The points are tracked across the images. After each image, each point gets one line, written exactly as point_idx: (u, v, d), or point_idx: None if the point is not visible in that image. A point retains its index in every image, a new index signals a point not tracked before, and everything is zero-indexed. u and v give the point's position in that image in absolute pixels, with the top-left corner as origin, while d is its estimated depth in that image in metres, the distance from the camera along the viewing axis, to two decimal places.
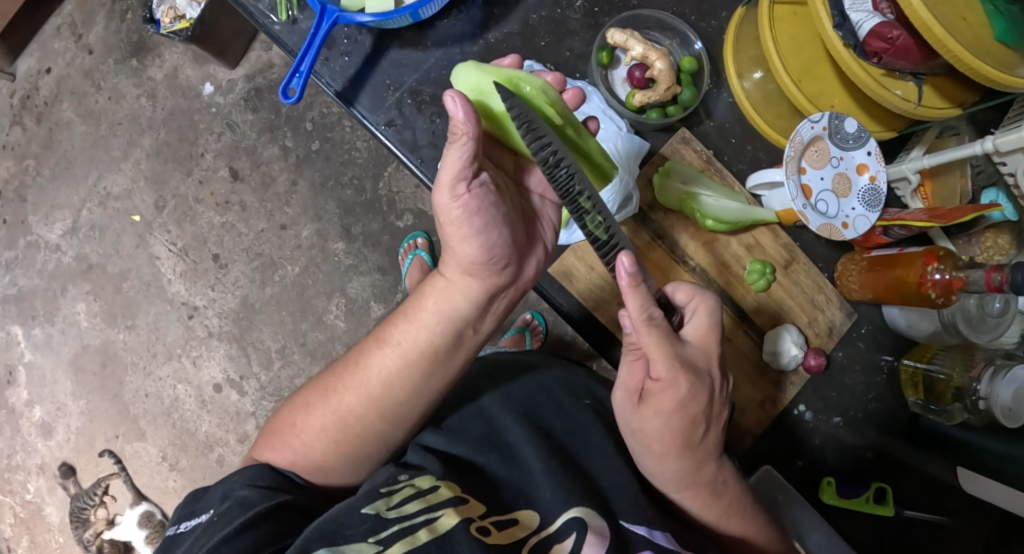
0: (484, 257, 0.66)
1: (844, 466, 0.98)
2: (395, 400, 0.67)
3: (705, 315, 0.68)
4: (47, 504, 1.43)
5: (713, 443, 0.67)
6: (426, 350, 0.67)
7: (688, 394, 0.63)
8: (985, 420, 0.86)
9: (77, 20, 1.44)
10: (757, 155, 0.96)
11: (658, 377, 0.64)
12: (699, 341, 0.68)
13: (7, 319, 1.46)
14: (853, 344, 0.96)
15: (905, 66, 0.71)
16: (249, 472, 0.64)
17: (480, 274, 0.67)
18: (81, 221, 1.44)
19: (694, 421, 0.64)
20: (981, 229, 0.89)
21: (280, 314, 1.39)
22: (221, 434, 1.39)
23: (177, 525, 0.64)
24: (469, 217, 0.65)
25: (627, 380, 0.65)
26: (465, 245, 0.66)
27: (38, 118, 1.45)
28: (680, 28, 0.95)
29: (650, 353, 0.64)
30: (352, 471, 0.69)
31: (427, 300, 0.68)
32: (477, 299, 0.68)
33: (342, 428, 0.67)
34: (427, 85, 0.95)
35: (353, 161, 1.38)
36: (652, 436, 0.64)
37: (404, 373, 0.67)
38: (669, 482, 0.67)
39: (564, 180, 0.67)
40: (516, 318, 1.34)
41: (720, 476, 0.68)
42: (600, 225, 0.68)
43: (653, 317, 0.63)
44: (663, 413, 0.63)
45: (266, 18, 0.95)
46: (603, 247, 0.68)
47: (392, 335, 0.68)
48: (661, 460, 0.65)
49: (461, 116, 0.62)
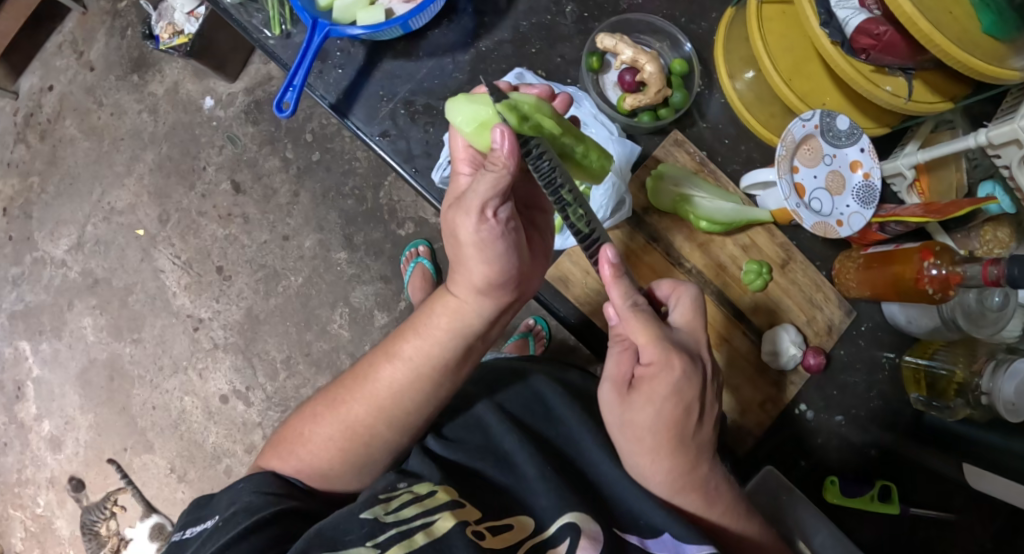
0: (500, 276, 0.67)
1: (848, 464, 0.97)
2: (405, 410, 0.68)
3: (690, 301, 0.70)
4: (58, 517, 1.44)
5: (707, 437, 0.67)
6: (437, 365, 0.68)
7: (680, 376, 0.64)
8: (989, 415, 0.87)
9: (79, 38, 1.46)
10: (752, 155, 0.96)
11: (649, 362, 0.65)
12: (687, 326, 0.69)
13: (14, 335, 1.47)
14: (854, 342, 0.96)
15: (894, 62, 0.71)
16: (257, 479, 0.65)
17: (492, 292, 0.68)
18: (86, 236, 1.45)
19: (687, 408, 0.64)
20: (981, 222, 0.89)
21: (284, 325, 1.40)
22: (229, 445, 1.40)
23: (182, 531, 0.64)
24: (486, 243, 0.65)
25: (614, 371, 0.66)
26: (480, 267, 0.66)
27: (42, 136, 1.47)
28: (669, 31, 0.96)
29: (637, 338, 0.66)
30: (356, 477, 0.69)
31: (438, 317, 0.69)
32: (487, 315, 0.69)
33: (351, 438, 0.67)
34: (420, 95, 0.96)
35: (354, 171, 1.39)
36: (644, 428, 0.64)
37: (415, 386, 0.68)
38: (662, 483, 0.65)
39: (547, 172, 0.69)
40: (518, 323, 1.34)
41: (712, 479, 0.67)
42: (581, 219, 0.71)
43: (638, 302, 0.66)
44: (655, 401, 0.64)
45: (261, 33, 0.96)
46: (586, 240, 0.72)
47: (404, 351, 0.69)
48: (653, 457, 0.64)
49: (504, 149, 0.61)
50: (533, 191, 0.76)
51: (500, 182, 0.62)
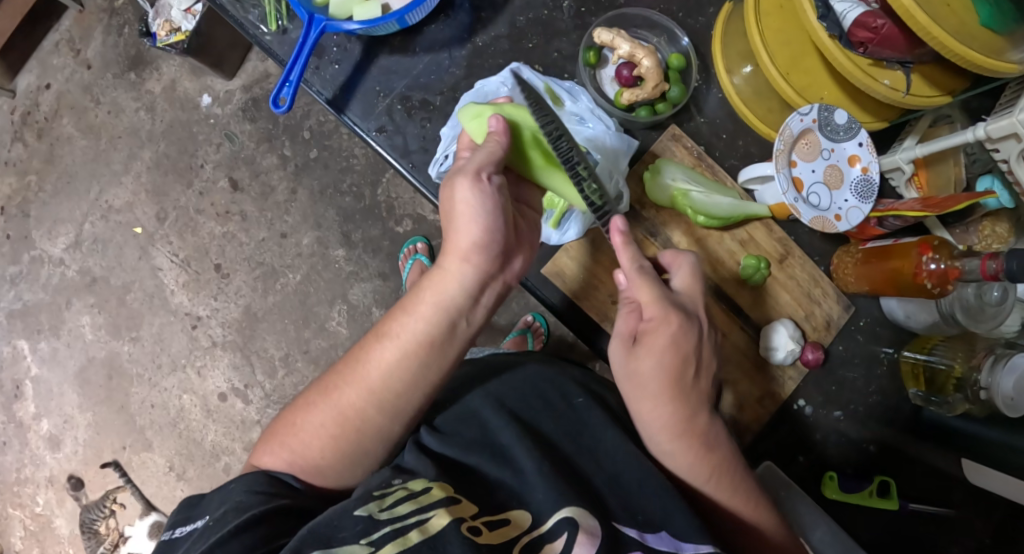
0: (482, 240, 0.71)
1: (847, 459, 0.97)
2: (394, 393, 0.68)
3: (690, 267, 0.76)
4: (57, 516, 1.44)
5: (706, 393, 0.70)
6: (422, 340, 0.69)
7: (679, 330, 0.69)
8: (987, 410, 0.86)
9: (76, 36, 1.46)
10: (749, 150, 0.96)
11: (651, 317, 0.70)
12: (687, 289, 0.75)
13: (12, 334, 1.47)
14: (853, 337, 0.96)
15: (892, 55, 0.70)
16: (247, 479, 0.64)
17: (474, 260, 0.71)
18: (84, 235, 1.45)
19: (686, 361, 0.69)
20: (978, 217, 0.89)
21: (283, 323, 1.39)
22: (228, 443, 1.40)
23: (172, 530, 0.64)
24: (473, 203, 0.71)
25: (623, 328, 0.71)
26: (466, 228, 0.71)
27: (40, 134, 1.47)
28: (666, 25, 0.96)
29: (641, 298, 0.72)
30: (348, 468, 0.68)
31: (424, 291, 0.71)
32: (470, 287, 0.71)
33: (342, 423, 0.68)
34: (417, 90, 0.95)
35: (352, 168, 1.39)
36: (647, 374, 0.68)
37: (402, 364, 0.69)
38: (661, 429, 0.68)
39: (565, 152, 0.80)
40: (517, 319, 1.34)
41: (712, 431, 0.69)
42: (595, 191, 0.80)
43: (642, 265, 0.73)
44: (657, 350, 0.68)
45: (257, 29, 0.96)
46: (597, 211, 0.80)
47: (393, 328, 0.70)
48: (656, 402, 0.68)
49: (499, 129, 0.78)
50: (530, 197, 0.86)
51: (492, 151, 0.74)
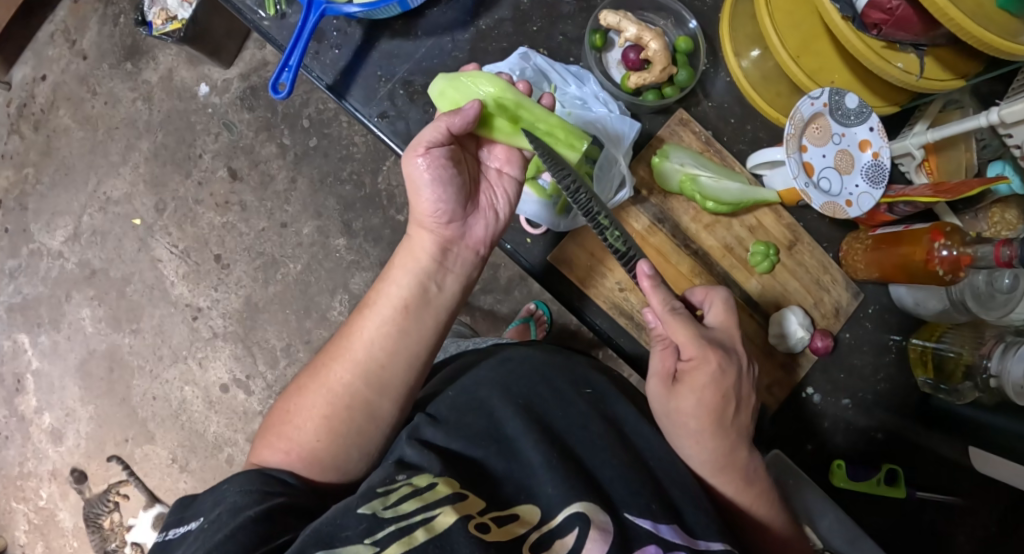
0: (433, 209, 0.74)
1: (854, 446, 0.94)
2: (377, 363, 0.70)
3: (721, 302, 0.77)
4: (60, 509, 1.43)
5: (744, 426, 0.72)
6: (397, 305, 0.72)
7: (719, 369, 0.70)
8: (996, 399, 0.85)
9: (71, 26, 1.44)
10: (757, 135, 0.94)
11: (689, 357, 0.71)
12: (722, 324, 0.76)
13: (13, 328, 1.46)
14: (861, 324, 0.94)
15: (905, 37, 0.70)
16: (242, 479, 0.63)
17: (432, 226, 0.75)
18: (83, 227, 1.44)
19: (727, 398, 0.70)
20: (987, 204, 0.88)
21: (283, 313, 1.38)
22: (231, 434, 1.39)
23: (167, 532, 0.63)
24: (422, 175, 0.74)
25: (659, 366, 0.72)
26: (419, 197, 0.74)
27: (36, 126, 1.45)
28: (674, 8, 0.96)
29: (677, 338, 0.72)
30: (343, 450, 0.68)
31: (398, 258, 0.75)
32: (435, 252, 0.75)
33: (331, 401, 0.68)
34: (419, 75, 0.94)
35: (352, 156, 1.37)
36: (688, 414, 0.69)
37: (382, 333, 0.71)
38: (704, 465, 0.71)
39: (585, 203, 0.77)
40: (519, 308, 1.33)
41: (752, 464, 0.72)
42: (618, 238, 0.77)
43: (676, 307, 0.74)
44: (696, 391, 0.69)
45: (254, 14, 0.94)
46: (622, 257, 0.77)
47: (371, 300, 0.73)
48: (698, 439, 0.70)
49: (465, 111, 0.74)
50: (491, 153, 0.82)
51: (442, 124, 0.74)
